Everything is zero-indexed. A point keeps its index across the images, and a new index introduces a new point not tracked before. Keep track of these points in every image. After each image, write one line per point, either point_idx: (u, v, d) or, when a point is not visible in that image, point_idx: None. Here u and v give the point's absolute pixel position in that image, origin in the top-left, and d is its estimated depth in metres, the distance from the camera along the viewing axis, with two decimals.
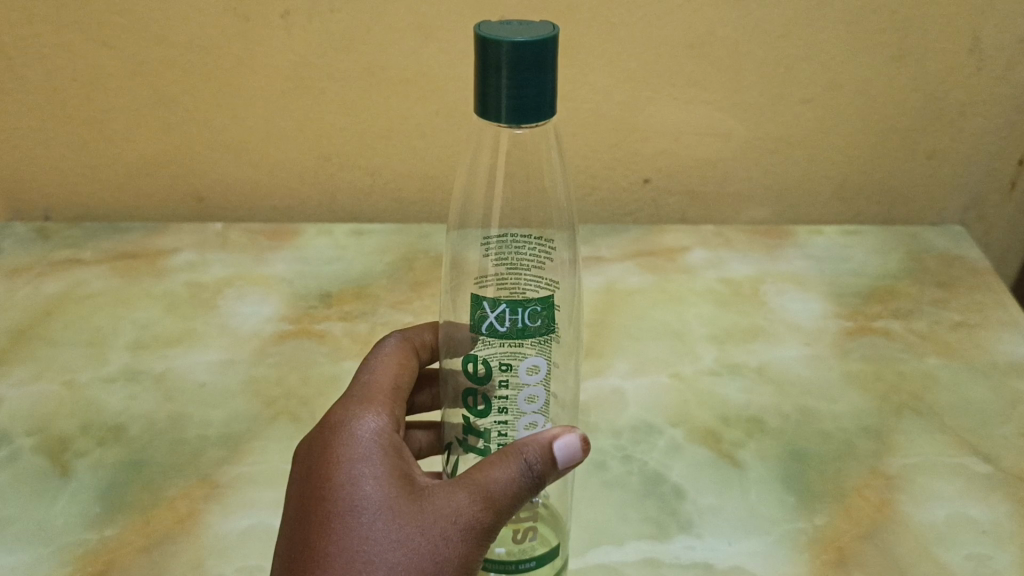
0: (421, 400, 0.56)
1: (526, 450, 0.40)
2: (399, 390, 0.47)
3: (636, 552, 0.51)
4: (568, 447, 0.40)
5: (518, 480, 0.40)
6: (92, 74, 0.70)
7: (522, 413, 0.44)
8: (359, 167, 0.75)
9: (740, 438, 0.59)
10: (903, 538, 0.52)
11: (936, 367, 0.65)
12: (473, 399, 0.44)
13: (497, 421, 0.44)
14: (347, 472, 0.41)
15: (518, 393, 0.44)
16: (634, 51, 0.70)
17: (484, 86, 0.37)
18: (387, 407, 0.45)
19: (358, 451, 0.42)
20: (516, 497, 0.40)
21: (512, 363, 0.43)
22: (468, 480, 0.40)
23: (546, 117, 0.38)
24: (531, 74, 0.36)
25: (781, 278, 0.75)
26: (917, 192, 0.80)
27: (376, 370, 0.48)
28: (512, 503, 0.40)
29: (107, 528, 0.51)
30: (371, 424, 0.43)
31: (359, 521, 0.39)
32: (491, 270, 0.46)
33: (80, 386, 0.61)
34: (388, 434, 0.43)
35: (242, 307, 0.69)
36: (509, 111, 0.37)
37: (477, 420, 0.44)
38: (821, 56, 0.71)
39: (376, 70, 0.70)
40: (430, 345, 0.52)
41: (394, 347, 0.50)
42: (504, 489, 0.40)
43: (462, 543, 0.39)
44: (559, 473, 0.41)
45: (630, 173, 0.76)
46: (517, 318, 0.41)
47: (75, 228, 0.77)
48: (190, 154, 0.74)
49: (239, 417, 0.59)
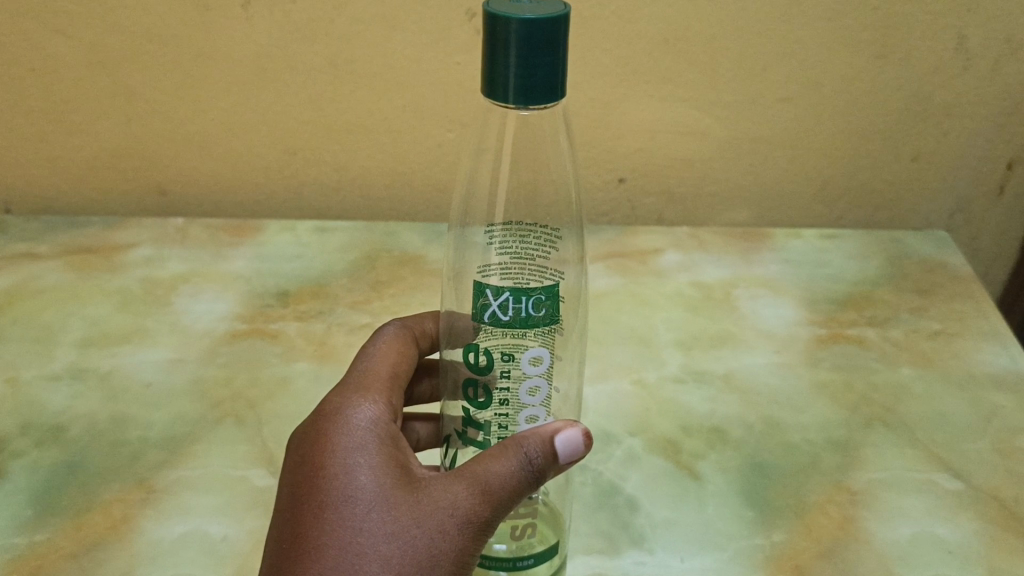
0: (420, 390, 0.53)
1: (526, 442, 0.38)
2: (398, 378, 0.45)
3: (583, 567, 0.49)
4: (571, 441, 0.38)
5: (518, 474, 0.38)
6: (51, 64, 0.68)
7: (524, 406, 0.42)
8: (325, 163, 0.73)
9: (701, 449, 0.57)
10: (864, 558, 0.50)
11: (910, 378, 0.63)
12: (474, 391, 0.42)
13: (498, 413, 0.42)
14: (342, 461, 0.39)
15: (519, 386, 0.42)
16: (606, 46, 0.67)
17: (491, 64, 0.35)
18: (385, 395, 0.43)
19: (353, 440, 0.39)
20: (516, 492, 0.38)
21: (514, 353, 0.41)
22: (466, 472, 0.38)
23: (559, 97, 0.36)
24: (542, 52, 0.34)
25: (755, 283, 0.72)
26: (902, 195, 0.77)
27: (375, 358, 0.46)
28: (511, 497, 0.38)
29: (37, 532, 0.50)
30: (368, 413, 0.41)
31: (352, 511, 0.37)
32: (495, 259, 0.43)
33: (23, 383, 0.60)
34: (385, 423, 0.41)
35: (196, 305, 0.67)
36: (518, 91, 0.35)
37: (477, 412, 0.42)
38: (801, 53, 0.68)
39: (341, 63, 0.68)
40: (431, 335, 0.50)
41: (393, 334, 0.47)
42: (502, 483, 0.38)
43: (459, 536, 0.37)
44: (561, 468, 0.39)
45: (605, 172, 0.74)
46: (521, 306, 0.39)
47: (34, 221, 0.76)
48: (151, 147, 0.72)
49: (184, 419, 0.57)
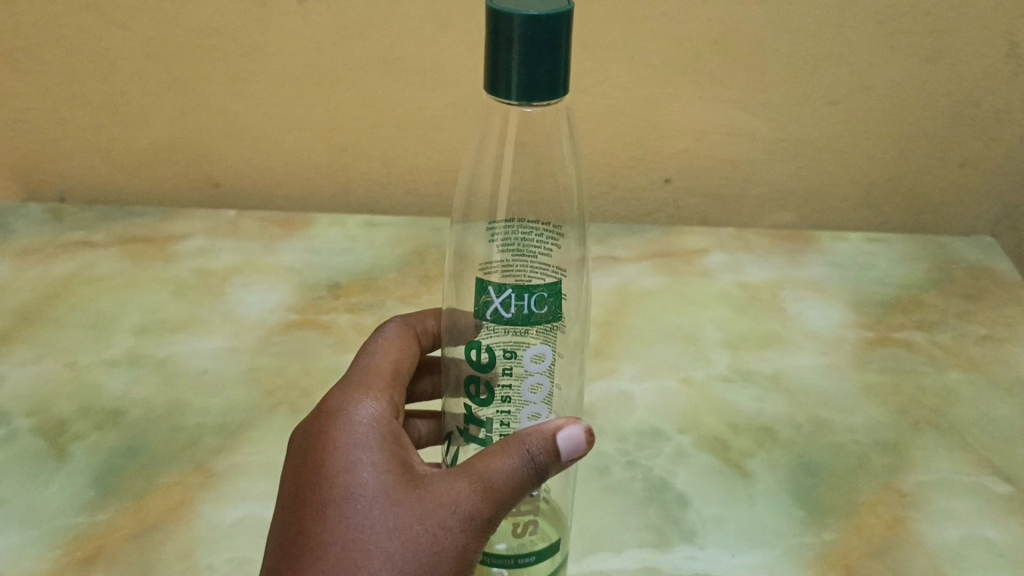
0: (422, 387, 0.53)
1: (529, 440, 0.37)
2: (401, 373, 0.45)
3: (635, 560, 0.49)
4: (573, 438, 0.37)
5: (520, 471, 0.37)
6: (109, 56, 0.70)
7: (526, 403, 0.42)
8: (374, 159, 0.74)
9: (750, 448, 0.57)
10: (916, 557, 0.50)
11: (959, 382, 0.63)
12: (476, 388, 0.42)
13: (500, 411, 0.42)
14: (344, 458, 0.38)
15: (522, 383, 0.42)
16: (657, 46, 0.68)
17: (494, 60, 0.34)
18: (387, 392, 0.43)
19: (355, 437, 0.39)
20: (519, 490, 0.37)
21: (516, 351, 0.41)
22: (468, 468, 0.37)
23: (562, 95, 0.35)
24: (544, 50, 0.33)
25: (801, 285, 0.73)
26: (947, 200, 0.77)
27: (375, 356, 0.45)
28: (514, 495, 0.37)
29: (98, 513, 0.51)
30: (370, 409, 0.40)
31: (354, 509, 0.37)
32: (497, 256, 0.43)
33: (83, 367, 0.61)
34: (386, 419, 0.40)
35: (249, 295, 0.68)
36: (520, 89, 0.34)
37: (479, 409, 0.42)
38: (850, 56, 0.69)
39: (394, 60, 0.69)
40: (432, 332, 0.49)
41: (395, 331, 0.47)
42: (504, 480, 0.37)
43: (462, 534, 0.37)
44: (565, 466, 0.38)
45: (651, 173, 0.75)
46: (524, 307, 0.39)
47: (89, 211, 0.77)
48: (204, 140, 0.74)
49: (239, 406, 0.58)
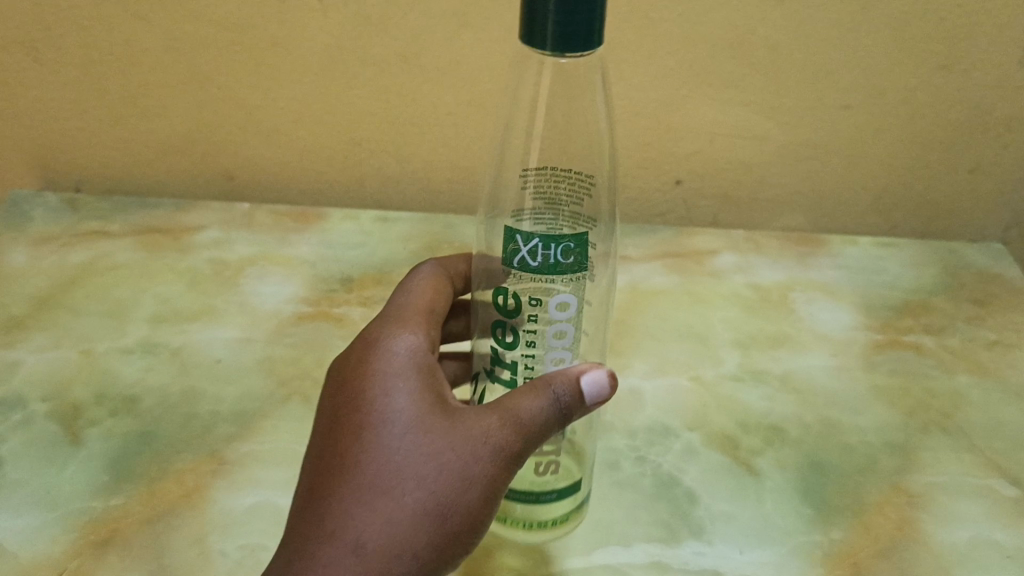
0: (455, 327, 0.54)
1: (556, 381, 0.40)
2: (431, 314, 0.47)
3: (644, 554, 0.50)
4: (598, 383, 0.40)
5: (547, 409, 0.40)
6: (129, 48, 0.70)
7: (551, 348, 0.45)
8: (389, 156, 0.75)
9: (759, 446, 0.57)
10: (923, 557, 0.51)
11: (967, 386, 0.63)
12: (506, 331, 0.45)
13: (525, 354, 0.46)
14: (381, 385, 0.40)
15: (547, 329, 0.45)
16: (672, 48, 0.68)
17: (531, 13, 0.37)
18: (422, 328, 0.45)
19: (393, 367, 0.41)
20: (545, 428, 0.40)
21: (543, 298, 0.44)
22: (499, 404, 0.40)
23: (593, 45, 0.38)
24: (579, 2, 0.36)
25: (812, 287, 0.73)
26: (957, 205, 0.78)
27: (408, 293, 0.48)
28: (541, 432, 0.40)
29: (113, 497, 0.51)
30: (406, 344, 0.43)
31: (391, 430, 0.38)
32: (528, 204, 0.49)
33: (98, 354, 0.62)
34: (423, 353, 0.42)
35: (263, 287, 0.69)
36: (556, 40, 0.37)
37: (506, 352, 0.46)
38: (865, 61, 0.69)
39: (411, 57, 0.69)
40: (463, 275, 0.51)
41: (426, 270, 0.49)
42: (533, 417, 0.39)
43: (491, 464, 0.39)
44: (587, 410, 0.41)
45: (663, 174, 0.75)
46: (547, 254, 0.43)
47: (105, 201, 0.78)
48: (221, 133, 0.74)
49: (252, 395, 0.59)
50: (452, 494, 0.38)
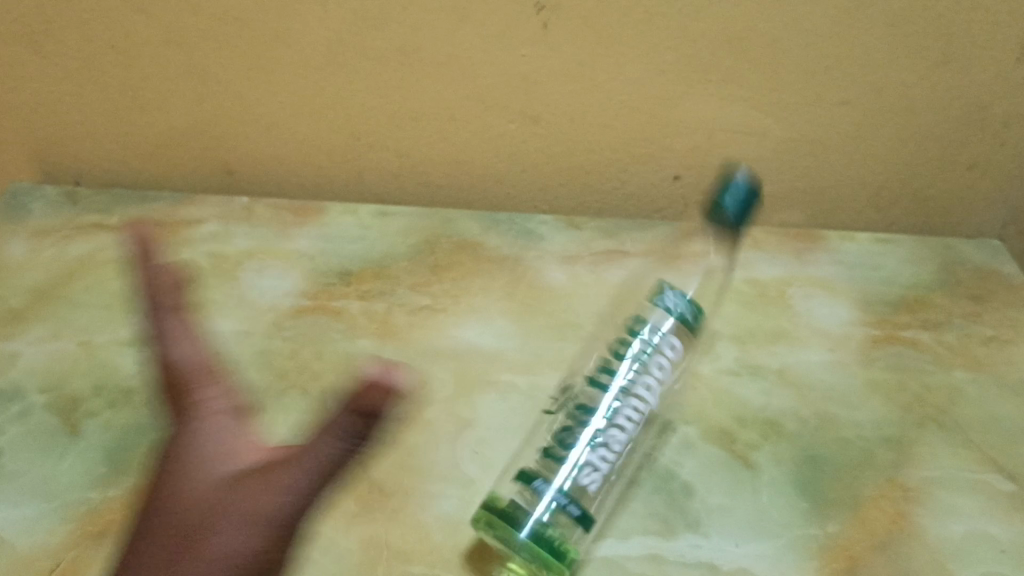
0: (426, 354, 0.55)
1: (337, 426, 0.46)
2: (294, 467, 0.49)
3: (640, 547, 0.50)
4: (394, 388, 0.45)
5: (316, 468, 0.46)
6: (128, 42, 0.70)
7: (650, 372, 0.54)
8: (388, 150, 0.75)
9: (756, 440, 0.57)
10: (918, 552, 0.51)
11: (964, 381, 0.63)
12: (623, 348, 0.56)
13: (631, 369, 0.54)
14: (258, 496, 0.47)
15: (654, 356, 0.55)
16: (671, 43, 0.67)
17: None
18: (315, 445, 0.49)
19: (278, 479, 0.48)
20: (318, 486, 0.47)
21: (663, 329, 0.56)
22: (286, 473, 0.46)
23: None
24: None
25: (809, 282, 0.73)
26: (954, 201, 0.78)
27: (267, 495, 0.47)
28: (316, 491, 0.46)
29: (110, 489, 0.52)
30: (294, 462, 0.48)
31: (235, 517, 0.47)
32: None
33: (97, 346, 0.62)
34: (311, 459, 0.48)
35: (262, 280, 0.69)
36: None
37: (617, 360, 0.55)
38: (865, 58, 0.68)
39: (410, 51, 0.69)
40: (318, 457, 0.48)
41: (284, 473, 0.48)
42: (306, 480, 0.46)
43: (278, 522, 0.47)
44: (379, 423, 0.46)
45: (660, 169, 0.76)
46: (673, 306, 0.56)
47: (103, 194, 0.78)
48: (221, 127, 0.74)
49: (251, 388, 0.59)
50: (244, 563, 0.46)
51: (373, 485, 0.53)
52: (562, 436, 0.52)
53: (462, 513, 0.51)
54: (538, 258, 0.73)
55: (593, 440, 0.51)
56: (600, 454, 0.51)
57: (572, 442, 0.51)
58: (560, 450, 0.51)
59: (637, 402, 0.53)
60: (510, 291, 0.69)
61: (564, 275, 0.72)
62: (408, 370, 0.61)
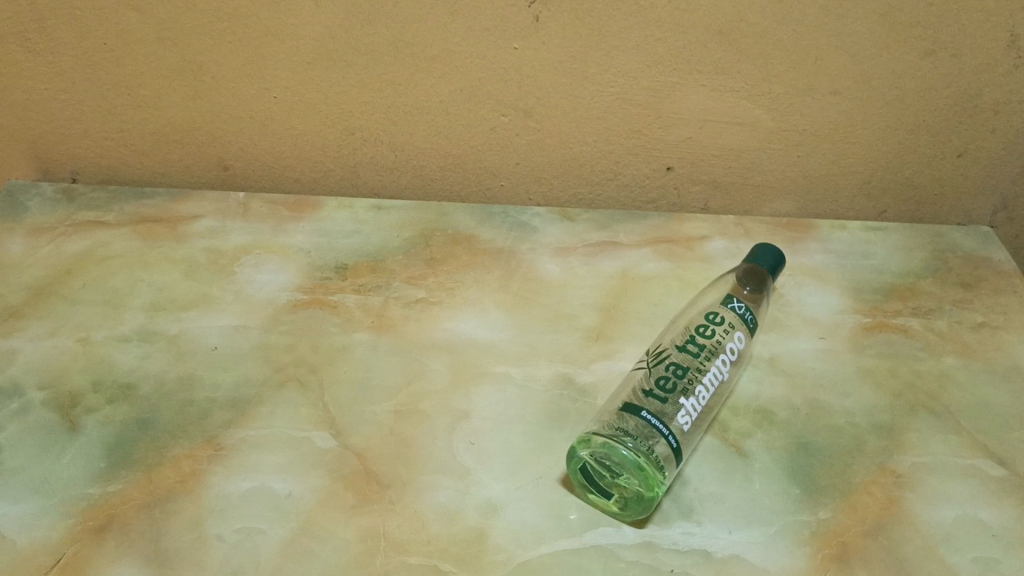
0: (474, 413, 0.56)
1: None
2: None
3: (635, 535, 0.51)
4: None
5: None
6: (121, 39, 0.70)
7: (722, 352, 0.58)
8: (382, 144, 0.76)
9: (748, 428, 0.58)
10: (909, 537, 0.52)
11: (954, 368, 0.64)
12: (704, 328, 0.60)
13: (709, 351, 0.58)
14: None
15: (726, 344, 0.59)
16: (662, 35, 0.68)
17: None
18: None
19: None
20: None
21: (735, 327, 0.60)
22: None
23: None
24: None
25: (801, 271, 0.73)
26: (945, 189, 0.78)
27: None
28: None
29: (110, 483, 0.52)
30: None
31: None
32: None
33: (95, 343, 0.62)
34: None
35: (258, 275, 0.69)
36: None
37: (700, 340, 0.59)
38: (855, 49, 0.69)
39: (402, 45, 0.69)
40: None
41: None
42: None
43: None
44: None
45: (653, 160, 0.76)
46: (738, 308, 0.61)
47: (100, 190, 0.78)
48: (215, 123, 0.75)
49: (248, 382, 0.59)
50: None
51: (370, 476, 0.53)
52: (659, 382, 0.56)
53: (458, 503, 0.52)
54: (532, 250, 0.74)
55: (688, 389, 0.55)
56: (693, 403, 0.54)
57: (670, 388, 0.55)
58: (661, 392, 0.55)
59: (717, 369, 0.57)
60: (505, 283, 0.70)
61: (558, 267, 0.72)
62: (404, 362, 0.62)
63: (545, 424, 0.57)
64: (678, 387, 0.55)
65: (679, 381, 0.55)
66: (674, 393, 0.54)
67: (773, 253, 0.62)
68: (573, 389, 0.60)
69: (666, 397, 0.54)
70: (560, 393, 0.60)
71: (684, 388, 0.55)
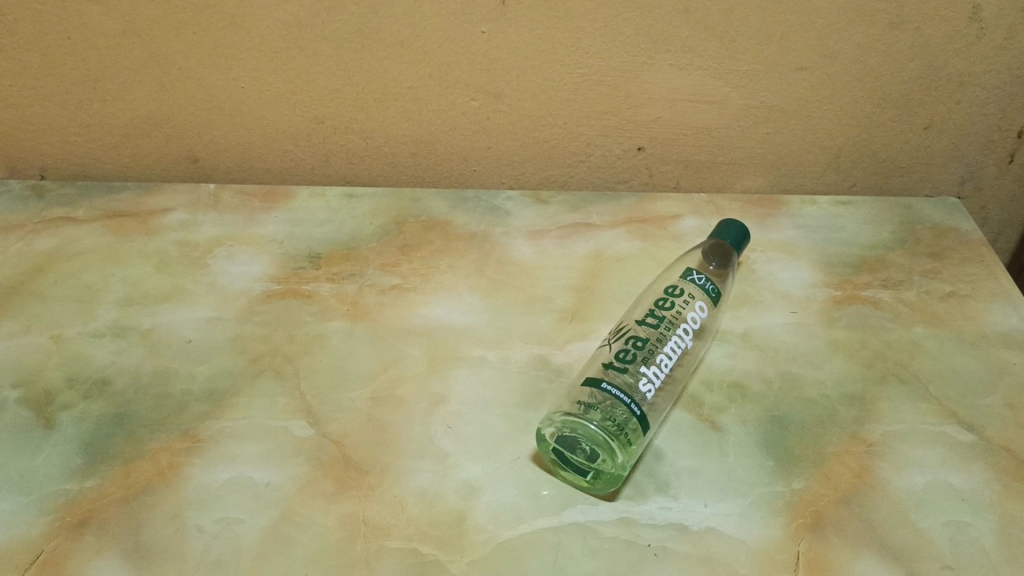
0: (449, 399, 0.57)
1: None
2: None
3: (612, 512, 0.51)
4: None
5: None
6: (85, 32, 0.69)
7: (681, 322, 0.59)
8: (353, 131, 0.76)
9: (722, 403, 0.59)
10: (881, 504, 0.53)
11: (923, 337, 0.65)
12: (665, 301, 0.61)
13: (667, 321, 0.59)
14: None
15: (686, 314, 0.60)
16: (628, 15, 0.68)
17: None
18: None
19: None
20: None
21: (694, 296, 0.61)
22: None
23: None
24: None
25: (771, 247, 0.74)
26: (912, 162, 0.79)
27: None
28: None
29: (87, 478, 0.52)
30: None
31: None
32: None
33: (68, 339, 0.62)
34: None
35: (231, 267, 0.69)
36: None
37: (660, 312, 0.60)
38: (820, 24, 0.69)
39: (368, 31, 0.69)
40: None
41: None
42: None
43: None
44: None
45: (624, 140, 0.77)
46: (700, 280, 0.62)
47: (69, 186, 0.78)
48: (183, 114, 0.74)
49: (224, 374, 0.59)
50: None
51: (348, 463, 0.54)
52: (621, 354, 0.57)
53: (437, 486, 0.52)
54: (506, 234, 0.74)
55: (649, 357, 0.56)
56: (656, 370, 0.55)
57: (631, 358, 0.56)
58: (621, 364, 0.56)
59: (678, 337, 0.58)
60: (479, 267, 0.70)
61: (532, 250, 0.72)
62: (379, 349, 0.62)
63: (521, 405, 0.58)
64: (638, 356, 0.56)
65: (640, 352, 0.57)
66: (635, 362, 0.56)
67: (738, 228, 0.63)
68: (549, 370, 0.61)
69: (628, 367, 0.56)
70: (536, 374, 0.60)
71: (645, 357, 0.56)
